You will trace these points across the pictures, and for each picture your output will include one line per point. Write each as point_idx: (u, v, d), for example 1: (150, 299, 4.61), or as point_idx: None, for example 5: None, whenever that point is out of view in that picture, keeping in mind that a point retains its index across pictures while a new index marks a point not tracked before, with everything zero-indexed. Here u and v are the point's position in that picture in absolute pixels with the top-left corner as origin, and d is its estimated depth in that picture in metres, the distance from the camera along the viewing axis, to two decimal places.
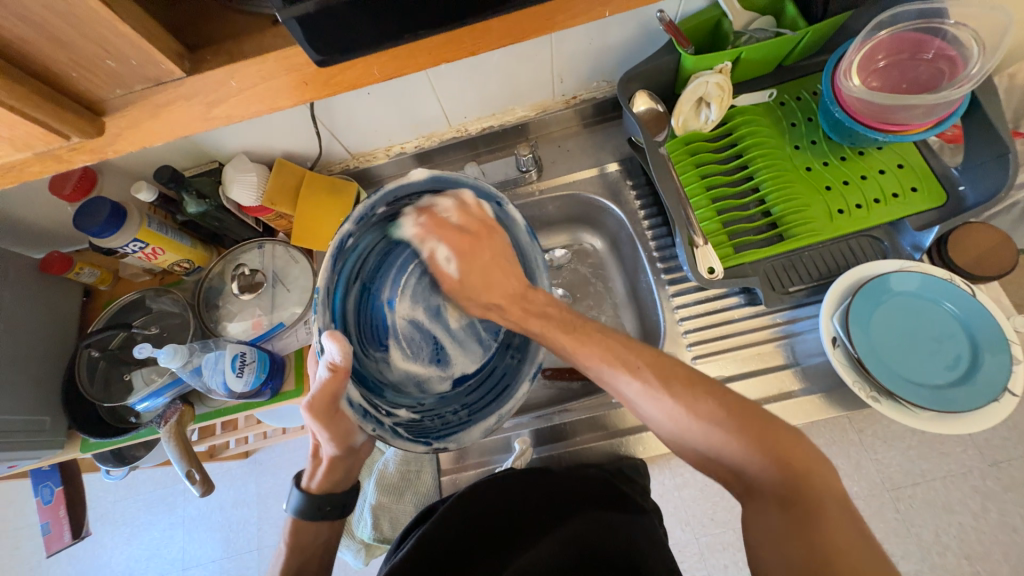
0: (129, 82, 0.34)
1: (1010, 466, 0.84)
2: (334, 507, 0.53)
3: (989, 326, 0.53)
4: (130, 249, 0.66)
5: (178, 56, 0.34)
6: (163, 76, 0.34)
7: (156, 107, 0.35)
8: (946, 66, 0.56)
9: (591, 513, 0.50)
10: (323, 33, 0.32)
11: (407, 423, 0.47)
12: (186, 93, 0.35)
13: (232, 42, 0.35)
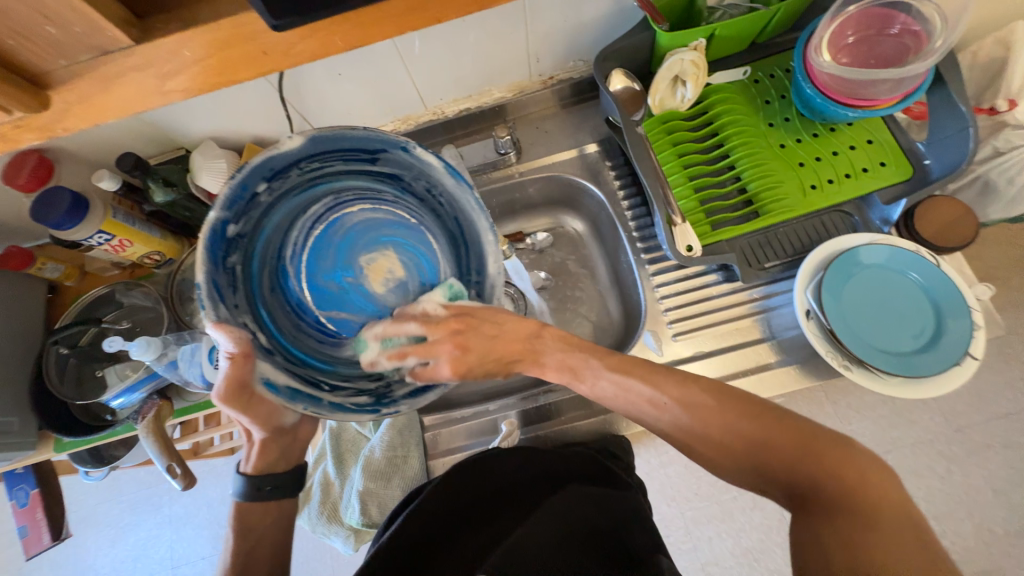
0: (74, 52, 0.33)
1: (972, 430, 0.89)
2: (273, 488, 0.53)
3: (951, 293, 0.56)
4: (95, 242, 0.63)
5: (127, 24, 0.32)
6: (108, 45, 0.33)
7: (105, 80, 0.34)
8: (911, 41, 0.57)
9: (581, 488, 0.51)
10: None
11: (351, 396, 0.50)
12: (138, 64, 0.34)
13: (186, 14, 0.34)
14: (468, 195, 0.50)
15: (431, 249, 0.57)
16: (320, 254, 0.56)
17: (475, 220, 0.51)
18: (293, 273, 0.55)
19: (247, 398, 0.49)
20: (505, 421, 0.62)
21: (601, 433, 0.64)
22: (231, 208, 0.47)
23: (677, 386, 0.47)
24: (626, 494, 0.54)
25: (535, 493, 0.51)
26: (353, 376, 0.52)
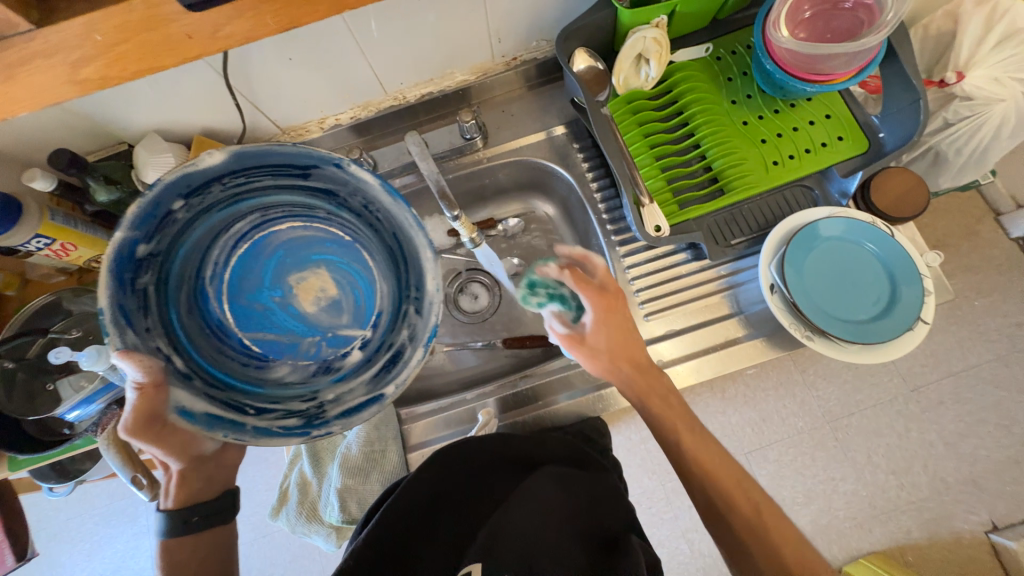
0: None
1: (927, 389, 0.94)
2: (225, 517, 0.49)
3: (904, 262, 0.58)
4: (33, 247, 0.59)
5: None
6: (5, 30, 0.33)
7: (8, 68, 0.34)
8: (865, 15, 0.58)
9: (553, 470, 0.53)
10: None
11: (280, 419, 0.46)
12: (44, 51, 0.33)
13: None
14: (404, 211, 0.47)
15: (366, 265, 0.54)
16: (246, 276, 0.53)
17: (415, 243, 0.47)
18: (215, 295, 0.52)
19: (160, 429, 0.46)
20: (483, 412, 0.62)
21: (579, 417, 0.64)
22: (143, 227, 0.45)
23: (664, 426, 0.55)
24: (600, 473, 0.56)
25: (511, 481, 0.52)
26: (282, 397, 0.49)
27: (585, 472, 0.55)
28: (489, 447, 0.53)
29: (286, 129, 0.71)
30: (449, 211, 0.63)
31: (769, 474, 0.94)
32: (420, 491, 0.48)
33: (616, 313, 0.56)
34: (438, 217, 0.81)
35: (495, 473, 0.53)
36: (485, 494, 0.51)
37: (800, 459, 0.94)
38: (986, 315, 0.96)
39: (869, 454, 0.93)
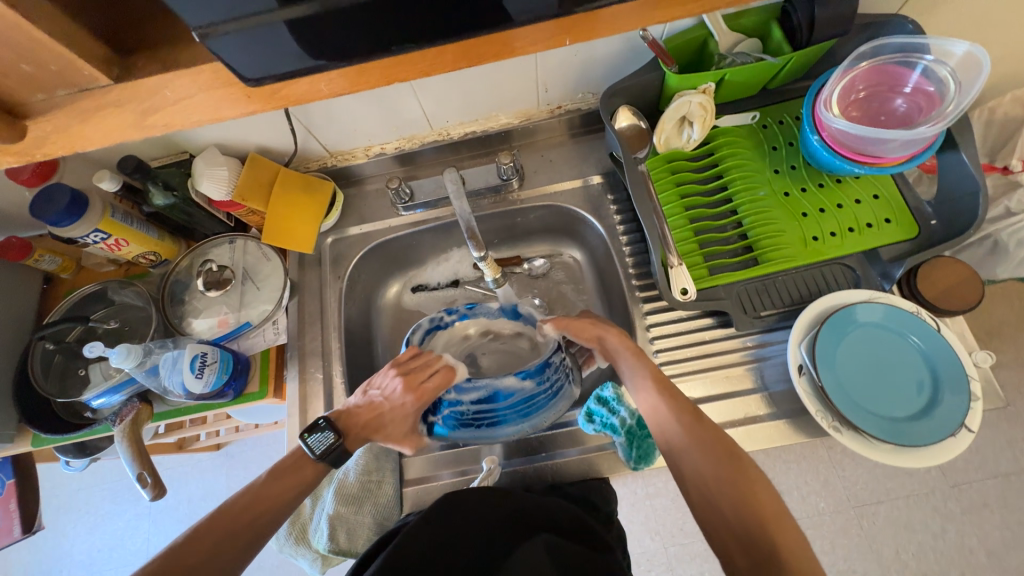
0: (51, 87, 0.31)
1: (969, 488, 0.89)
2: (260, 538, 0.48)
3: (951, 362, 0.54)
4: (90, 240, 0.63)
5: (105, 63, 0.31)
6: (87, 83, 0.31)
7: (83, 114, 0.32)
8: (924, 101, 0.56)
9: (550, 538, 0.49)
10: (255, 57, 0.29)
11: None
12: (115, 102, 0.32)
13: (168, 50, 0.32)
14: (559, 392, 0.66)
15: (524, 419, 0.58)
16: (519, 393, 0.55)
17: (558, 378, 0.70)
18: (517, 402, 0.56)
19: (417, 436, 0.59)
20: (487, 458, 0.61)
21: (582, 479, 0.62)
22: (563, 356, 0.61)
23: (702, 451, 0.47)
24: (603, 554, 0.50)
25: (509, 538, 0.50)
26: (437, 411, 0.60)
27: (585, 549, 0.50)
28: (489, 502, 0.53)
29: (333, 153, 0.75)
30: (476, 251, 0.63)
31: None
32: (411, 547, 0.47)
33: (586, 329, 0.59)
34: (465, 250, 0.82)
35: (494, 529, 0.51)
36: (481, 553, 0.49)
37: (819, 544, 0.91)
38: None
39: (898, 550, 0.89)
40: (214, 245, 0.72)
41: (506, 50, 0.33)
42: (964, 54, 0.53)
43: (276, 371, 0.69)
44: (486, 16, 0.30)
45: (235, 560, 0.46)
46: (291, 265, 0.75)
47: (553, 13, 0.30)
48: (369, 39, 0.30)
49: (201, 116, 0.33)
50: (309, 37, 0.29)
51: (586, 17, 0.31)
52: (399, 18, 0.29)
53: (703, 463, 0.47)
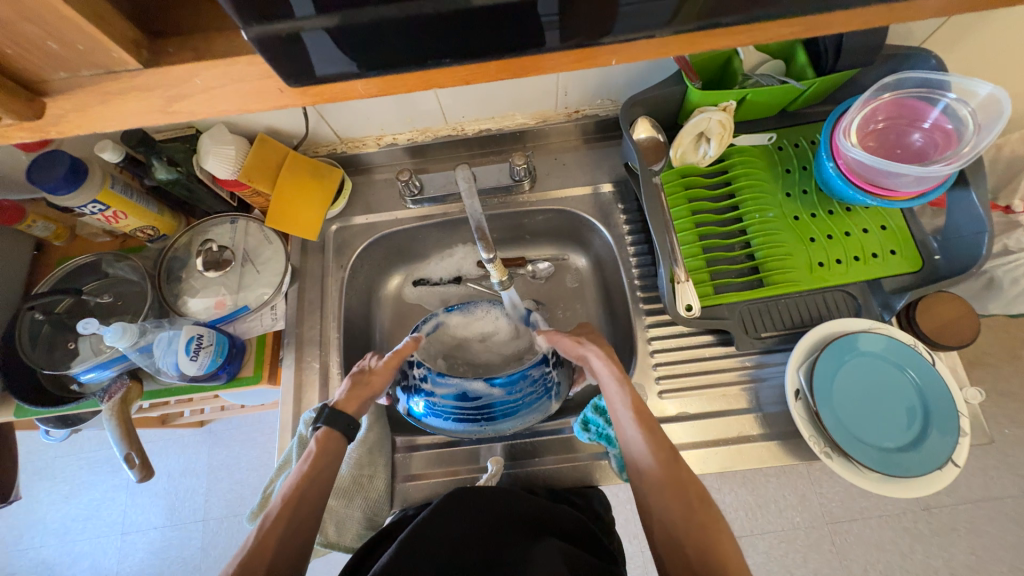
0: (76, 66, 0.30)
1: (939, 511, 0.92)
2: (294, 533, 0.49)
3: (944, 397, 0.55)
4: (88, 210, 0.61)
5: (135, 45, 0.30)
6: (114, 65, 0.30)
7: (106, 96, 0.30)
8: (941, 138, 0.57)
9: (563, 542, 0.48)
10: (288, 61, 0.28)
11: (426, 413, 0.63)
12: (144, 85, 0.30)
13: (201, 37, 0.31)
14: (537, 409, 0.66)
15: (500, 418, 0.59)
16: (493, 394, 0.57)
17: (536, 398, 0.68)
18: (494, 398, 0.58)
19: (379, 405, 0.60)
20: (492, 460, 0.61)
21: (573, 485, 0.62)
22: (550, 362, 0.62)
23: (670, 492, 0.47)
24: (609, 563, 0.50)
25: (520, 535, 0.49)
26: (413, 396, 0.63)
27: (590, 555, 0.50)
28: (500, 503, 0.53)
29: (344, 139, 0.74)
30: (484, 253, 0.62)
31: (756, 564, 0.95)
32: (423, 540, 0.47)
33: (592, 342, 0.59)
34: (470, 247, 0.82)
35: (507, 526, 0.50)
36: (496, 547, 0.48)
37: (791, 557, 0.94)
38: (1015, 446, 0.92)
39: (867, 567, 0.92)
40: (215, 224, 0.71)
41: (544, 64, 0.32)
42: (986, 95, 0.52)
43: (272, 355, 0.69)
44: (525, 37, 0.29)
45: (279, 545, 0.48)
46: (293, 250, 0.74)
47: (595, 39, 0.30)
48: (401, 53, 0.29)
49: (227, 108, 0.31)
50: (345, 48, 0.28)
51: (627, 44, 0.31)
52: (436, 34, 0.28)
53: (672, 506, 0.47)
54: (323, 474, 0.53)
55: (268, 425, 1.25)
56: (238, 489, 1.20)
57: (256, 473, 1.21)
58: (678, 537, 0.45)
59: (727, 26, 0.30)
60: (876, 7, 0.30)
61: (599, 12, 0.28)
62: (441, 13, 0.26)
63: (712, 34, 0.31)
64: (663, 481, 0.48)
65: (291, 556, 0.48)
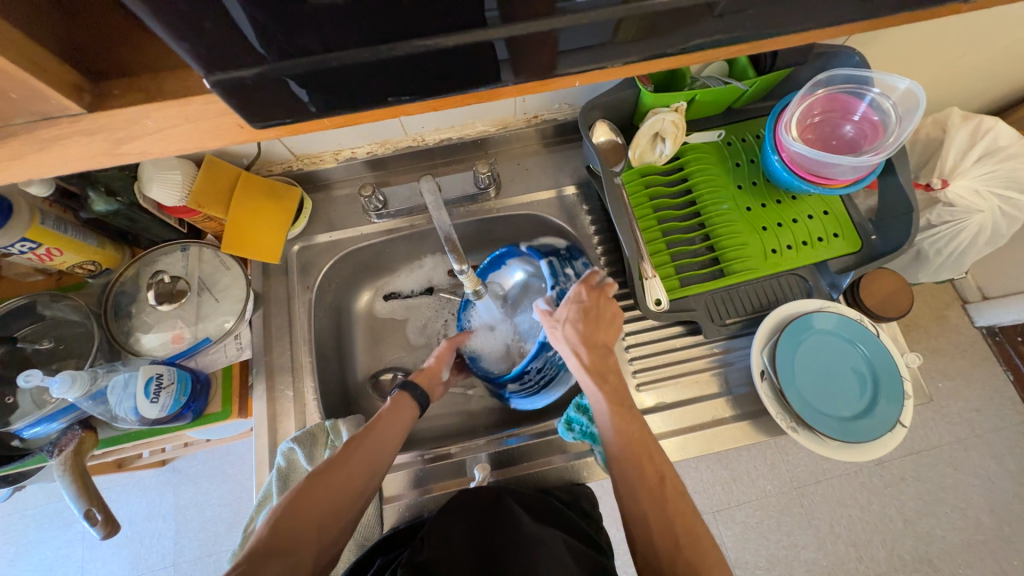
0: (7, 115, 0.28)
1: (890, 465, 1.00)
2: (377, 455, 0.54)
3: (889, 366, 0.60)
4: (15, 250, 0.56)
5: (75, 89, 0.29)
6: (52, 111, 0.29)
7: (44, 143, 0.29)
8: (869, 129, 0.61)
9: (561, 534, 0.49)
10: (247, 103, 0.29)
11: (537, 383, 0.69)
12: (87, 130, 0.29)
13: (147, 78, 0.30)
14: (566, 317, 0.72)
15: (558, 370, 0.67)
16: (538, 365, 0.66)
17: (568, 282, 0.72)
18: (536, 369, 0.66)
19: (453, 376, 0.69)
20: (478, 467, 0.60)
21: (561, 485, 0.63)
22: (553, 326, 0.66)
23: (644, 489, 0.49)
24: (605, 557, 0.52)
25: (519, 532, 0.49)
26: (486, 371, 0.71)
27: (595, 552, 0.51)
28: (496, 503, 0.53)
29: (299, 156, 0.71)
30: (457, 264, 0.62)
31: (734, 534, 1.01)
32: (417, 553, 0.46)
33: (596, 314, 0.58)
34: (440, 256, 0.81)
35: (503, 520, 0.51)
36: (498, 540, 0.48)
37: (765, 523, 1.01)
38: (948, 398, 1.03)
39: (832, 524, 0.99)
40: (164, 253, 0.66)
41: (493, 96, 0.35)
42: (904, 90, 0.58)
43: (240, 387, 0.66)
44: (480, 70, 0.31)
45: (348, 465, 0.52)
46: (254, 275, 0.70)
47: (543, 73, 0.33)
48: (360, 91, 0.30)
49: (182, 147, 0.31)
50: (304, 88, 0.29)
51: (584, 72, 0.34)
52: (395, 74, 0.30)
53: (646, 502, 0.49)
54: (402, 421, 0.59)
55: (238, 456, 1.19)
56: (210, 526, 1.13)
57: (229, 508, 1.15)
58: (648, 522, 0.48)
59: (672, 55, 0.34)
60: (788, 33, 0.34)
61: (548, 47, 0.30)
62: (400, 57, 0.28)
63: (651, 57, 0.34)
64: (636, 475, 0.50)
65: (361, 481, 0.52)
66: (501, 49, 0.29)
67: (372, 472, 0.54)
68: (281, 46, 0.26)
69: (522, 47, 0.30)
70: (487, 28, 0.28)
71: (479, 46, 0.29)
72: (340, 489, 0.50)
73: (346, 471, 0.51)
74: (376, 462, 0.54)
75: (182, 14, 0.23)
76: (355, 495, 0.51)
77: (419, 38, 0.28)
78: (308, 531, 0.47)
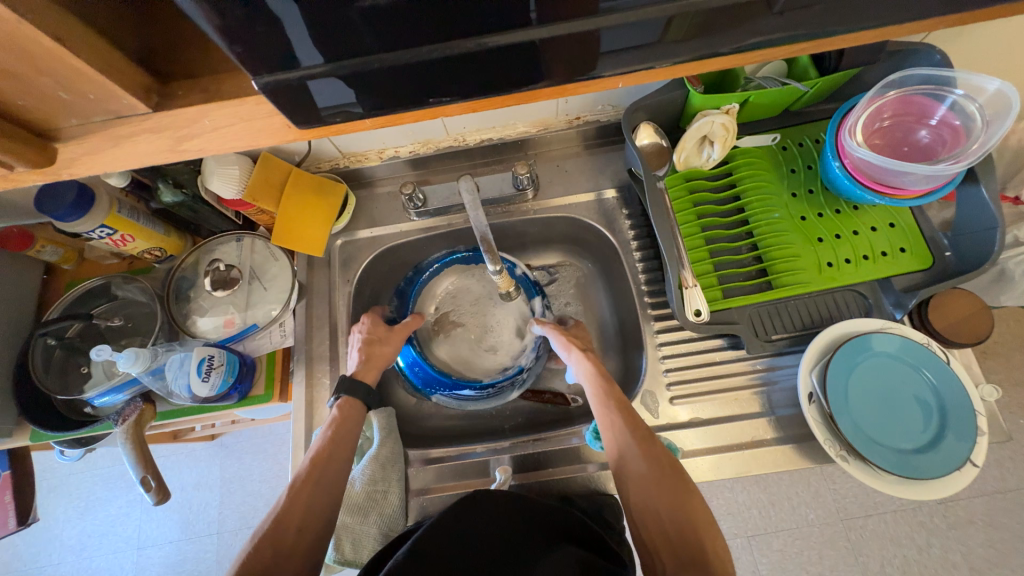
0: (88, 113, 0.31)
1: (956, 505, 0.91)
2: (332, 473, 0.54)
3: (960, 398, 0.54)
4: (96, 235, 0.61)
5: (145, 90, 0.31)
6: (125, 110, 0.31)
7: (118, 138, 0.32)
8: (949, 135, 0.56)
9: (578, 550, 0.48)
10: (296, 105, 0.30)
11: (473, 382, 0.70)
12: (153, 127, 0.32)
13: (208, 78, 0.33)
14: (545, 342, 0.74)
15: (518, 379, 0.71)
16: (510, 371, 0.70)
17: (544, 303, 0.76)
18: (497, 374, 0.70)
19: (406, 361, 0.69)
20: (500, 470, 0.61)
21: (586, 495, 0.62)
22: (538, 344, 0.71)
23: (652, 486, 0.47)
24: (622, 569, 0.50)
25: (534, 544, 0.48)
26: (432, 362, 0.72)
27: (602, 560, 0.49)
28: (513, 509, 0.52)
29: (346, 154, 0.74)
30: (491, 265, 0.62)
31: (770, 562, 0.95)
32: (435, 544, 0.46)
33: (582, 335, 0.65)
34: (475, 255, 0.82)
35: (519, 528, 0.50)
36: (513, 548, 0.47)
37: (806, 554, 0.94)
38: None
39: (883, 563, 0.91)
40: (221, 242, 0.71)
41: (536, 97, 0.34)
42: (995, 91, 0.52)
43: (282, 372, 0.69)
44: (526, 71, 0.31)
45: (309, 489, 0.52)
46: (299, 266, 0.74)
47: (589, 73, 0.32)
48: (402, 92, 0.31)
49: (237, 144, 0.33)
50: (348, 89, 0.30)
51: (631, 72, 0.33)
52: (439, 75, 0.30)
53: (656, 492, 0.47)
54: (347, 439, 0.57)
55: (278, 436, 1.26)
56: (250, 501, 1.21)
57: (268, 485, 1.22)
58: (662, 514, 0.46)
59: (724, 55, 0.32)
60: (856, 31, 0.31)
61: (595, 47, 0.29)
62: (444, 58, 0.29)
63: (704, 58, 0.32)
64: (638, 476, 0.49)
65: (320, 503, 0.51)
66: (548, 50, 0.29)
67: (337, 482, 0.54)
68: (333, 47, 0.27)
69: (568, 48, 0.29)
70: (533, 27, 0.27)
71: (521, 47, 0.29)
72: (301, 520, 0.50)
73: (306, 496, 0.51)
74: (335, 484, 0.53)
75: (243, 20, 0.25)
76: (324, 516, 0.51)
77: (463, 38, 0.28)
78: (294, 537, 0.49)
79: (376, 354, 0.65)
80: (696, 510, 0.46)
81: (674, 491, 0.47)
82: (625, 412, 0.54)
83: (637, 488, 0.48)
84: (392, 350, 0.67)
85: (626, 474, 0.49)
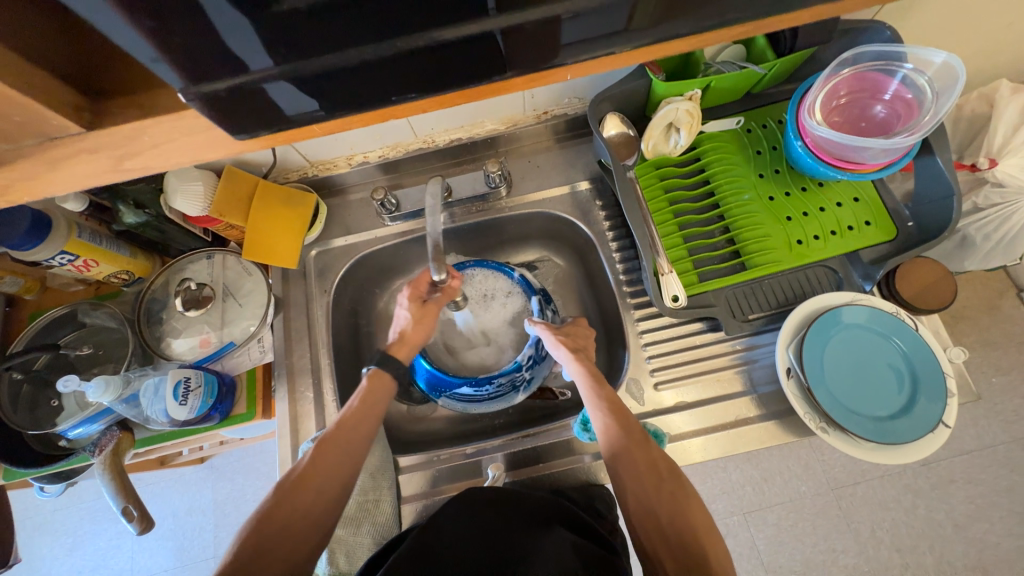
0: (19, 136, 0.30)
1: (937, 465, 0.94)
2: (351, 454, 0.51)
3: (931, 363, 0.56)
4: (56, 262, 0.59)
5: (77, 110, 0.31)
6: (58, 131, 0.30)
7: (55, 162, 0.31)
8: (903, 108, 0.57)
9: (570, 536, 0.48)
10: (245, 113, 0.30)
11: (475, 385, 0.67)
12: (91, 148, 0.31)
13: (146, 94, 0.32)
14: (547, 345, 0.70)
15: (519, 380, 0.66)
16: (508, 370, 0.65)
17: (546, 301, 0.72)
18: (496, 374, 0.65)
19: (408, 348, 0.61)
20: (491, 467, 0.62)
21: (578, 487, 0.62)
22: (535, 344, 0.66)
23: (652, 490, 0.47)
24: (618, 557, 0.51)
25: (526, 536, 0.48)
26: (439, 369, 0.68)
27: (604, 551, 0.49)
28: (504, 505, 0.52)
29: (314, 163, 0.72)
30: (438, 271, 0.60)
31: (766, 536, 0.97)
32: (424, 547, 0.46)
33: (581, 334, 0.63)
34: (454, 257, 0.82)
35: (511, 523, 0.50)
36: (504, 543, 0.47)
37: (800, 526, 0.96)
38: (1002, 395, 0.95)
39: (873, 527, 0.94)
40: (191, 261, 0.69)
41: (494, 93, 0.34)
42: (942, 63, 0.53)
43: (264, 388, 0.68)
44: (480, 66, 0.31)
45: (327, 466, 0.49)
46: (274, 280, 0.73)
47: (543, 65, 0.32)
48: (359, 92, 0.31)
49: (183, 160, 0.32)
50: (309, 94, 0.30)
51: (583, 63, 0.33)
52: (391, 76, 0.30)
53: (658, 495, 0.47)
54: (374, 414, 0.54)
55: (269, 454, 1.24)
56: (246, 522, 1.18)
57: None
58: (662, 516, 0.46)
59: (678, 39, 0.32)
60: (798, 9, 0.32)
61: (545, 39, 0.29)
62: (397, 58, 0.28)
63: (656, 45, 0.33)
64: (636, 481, 0.48)
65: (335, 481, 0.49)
66: (500, 43, 0.29)
67: (355, 463, 0.51)
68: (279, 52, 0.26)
69: (519, 39, 0.29)
70: (481, 21, 0.27)
71: (475, 41, 0.29)
72: (313, 499, 0.48)
73: (322, 476, 0.49)
74: (348, 464, 0.50)
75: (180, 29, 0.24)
76: (333, 499, 0.49)
77: (417, 34, 0.28)
78: (303, 514, 0.47)
79: (410, 334, 0.61)
80: (694, 513, 0.46)
81: (674, 493, 0.47)
82: (624, 416, 0.52)
83: (636, 493, 0.48)
84: (424, 333, 0.61)
85: (625, 478, 0.49)
